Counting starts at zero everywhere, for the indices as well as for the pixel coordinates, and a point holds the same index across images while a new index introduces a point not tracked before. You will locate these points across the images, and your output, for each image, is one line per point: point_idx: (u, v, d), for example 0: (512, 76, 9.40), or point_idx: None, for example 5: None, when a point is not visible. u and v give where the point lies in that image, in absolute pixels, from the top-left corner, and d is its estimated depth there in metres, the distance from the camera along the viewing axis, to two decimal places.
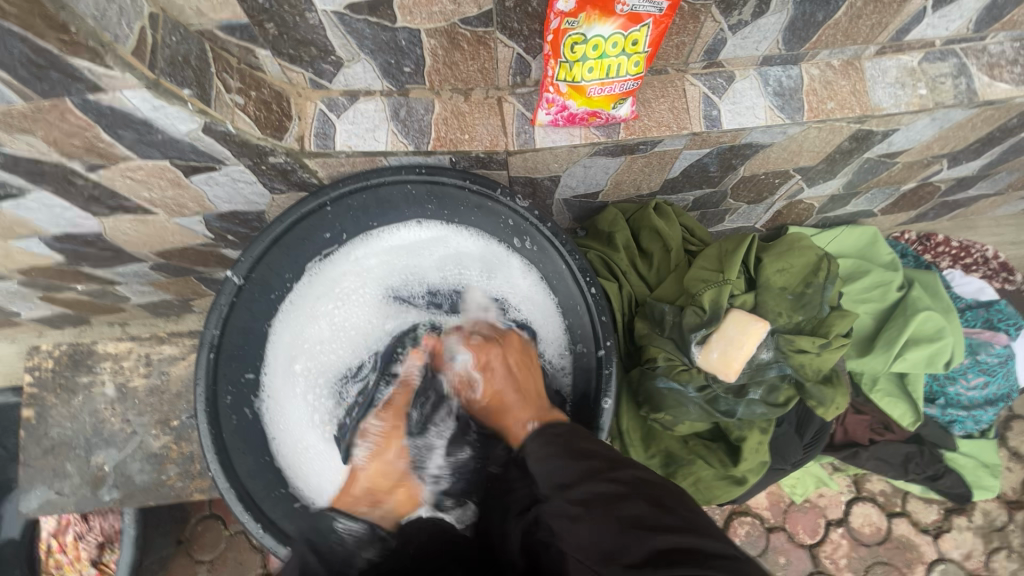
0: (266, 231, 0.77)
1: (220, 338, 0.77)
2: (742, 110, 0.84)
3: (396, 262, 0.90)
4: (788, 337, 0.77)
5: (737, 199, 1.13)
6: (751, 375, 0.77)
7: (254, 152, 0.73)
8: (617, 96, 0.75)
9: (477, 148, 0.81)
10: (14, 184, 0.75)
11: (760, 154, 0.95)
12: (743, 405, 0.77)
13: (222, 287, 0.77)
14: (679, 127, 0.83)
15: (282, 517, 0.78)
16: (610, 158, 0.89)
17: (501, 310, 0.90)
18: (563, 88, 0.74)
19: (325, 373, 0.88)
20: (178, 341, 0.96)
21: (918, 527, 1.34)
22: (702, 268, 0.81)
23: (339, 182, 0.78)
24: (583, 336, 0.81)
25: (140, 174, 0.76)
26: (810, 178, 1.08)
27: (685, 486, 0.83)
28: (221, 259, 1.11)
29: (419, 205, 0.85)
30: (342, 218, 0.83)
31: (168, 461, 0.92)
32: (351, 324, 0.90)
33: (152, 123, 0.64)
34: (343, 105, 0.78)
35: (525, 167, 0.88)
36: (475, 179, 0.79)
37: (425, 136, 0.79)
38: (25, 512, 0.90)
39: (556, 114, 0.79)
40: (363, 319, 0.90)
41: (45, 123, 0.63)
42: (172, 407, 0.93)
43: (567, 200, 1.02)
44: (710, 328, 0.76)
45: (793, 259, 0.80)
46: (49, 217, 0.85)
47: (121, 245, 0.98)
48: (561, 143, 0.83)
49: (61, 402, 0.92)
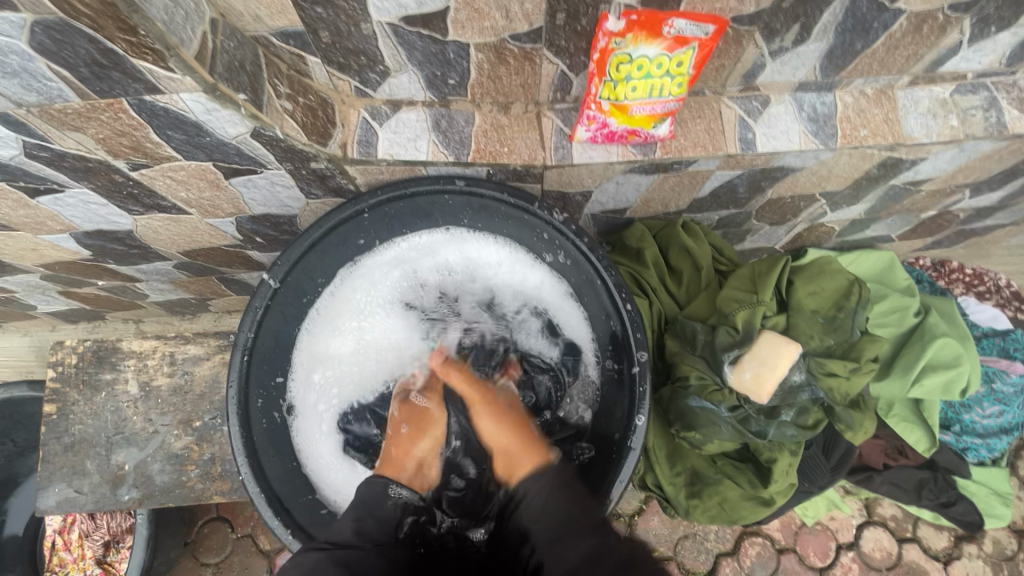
0: (304, 236, 0.78)
1: (254, 340, 0.77)
2: (777, 134, 0.85)
3: (410, 260, 0.89)
4: (819, 360, 0.77)
5: (760, 220, 1.15)
6: (784, 398, 0.76)
7: (298, 157, 0.73)
8: (658, 115, 0.77)
9: (516, 161, 0.81)
10: (56, 180, 0.75)
11: (789, 177, 0.96)
12: (775, 427, 0.77)
13: (258, 290, 0.77)
14: (715, 148, 0.84)
15: (309, 524, 0.78)
16: (643, 176, 0.90)
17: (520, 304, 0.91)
18: (605, 107, 0.75)
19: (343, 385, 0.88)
20: (203, 341, 0.95)
21: (929, 553, 1.34)
22: (735, 288, 0.82)
23: (378, 190, 0.79)
24: (615, 352, 0.81)
25: (181, 175, 0.76)
26: (834, 203, 1.09)
27: (711, 506, 0.83)
28: (245, 260, 1.12)
29: (454, 215, 0.85)
30: (378, 225, 0.84)
31: (189, 463, 0.91)
32: (365, 331, 0.89)
33: (203, 125, 0.65)
34: (385, 114, 0.78)
35: (559, 181, 0.88)
36: (512, 192, 0.80)
37: (464, 148, 0.80)
38: (41, 509, 0.89)
39: (596, 131, 0.79)
40: (378, 320, 0.90)
41: (98, 122, 0.63)
42: (195, 407, 0.92)
43: (595, 214, 1.02)
44: (743, 348, 0.76)
45: (825, 282, 0.81)
46: (84, 213, 0.85)
47: (149, 242, 0.98)
48: (598, 159, 0.83)
49: (84, 399, 0.91)
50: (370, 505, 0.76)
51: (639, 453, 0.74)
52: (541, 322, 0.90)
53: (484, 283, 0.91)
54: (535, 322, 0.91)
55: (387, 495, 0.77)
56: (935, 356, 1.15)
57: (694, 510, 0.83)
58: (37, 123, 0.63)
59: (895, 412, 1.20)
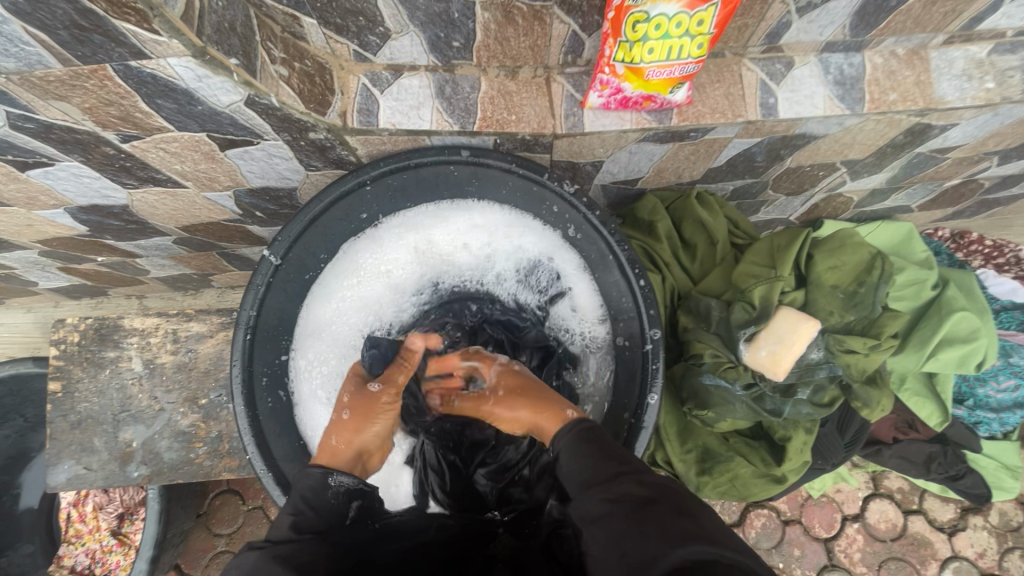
0: (306, 211, 0.76)
1: (256, 318, 0.76)
2: (801, 99, 0.80)
3: (418, 234, 0.85)
4: (837, 337, 0.75)
5: (776, 189, 1.10)
6: (800, 375, 0.74)
7: (296, 127, 0.70)
8: (676, 79, 0.72)
9: (524, 130, 0.77)
10: (45, 153, 0.72)
11: (810, 145, 0.91)
12: (790, 405, 0.75)
13: (259, 267, 0.75)
14: (734, 114, 0.80)
15: None
16: (658, 144, 0.85)
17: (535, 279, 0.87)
18: (619, 70, 0.71)
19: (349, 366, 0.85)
20: (206, 318, 0.93)
21: (934, 525, 1.34)
22: (752, 263, 0.79)
23: (380, 162, 0.76)
24: (625, 329, 0.78)
25: (175, 146, 0.73)
26: (855, 171, 1.04)
27: (722, 482, 0.81)
28: (245, 235, 1.09)
29: (460, 187, 0.82)
30: (380, 198, 0.80)
31: (196, 440, 0.90)
32: (375, 306, 0.87)
33: (194, 94, 0.61)
34: (386, 80, 0.74)
35: (569, 151, 0.84)
36: (522, 163, 0.77)
37: (470, 116, 0.76)
38: (52, 485, 0.89)
39: (609, 97, 0.75)
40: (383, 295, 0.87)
41: (83, 90, 0.60)
42: (200, 384, 0.91)
43: (605, 185, 0.98)
44: (758, 325, 0.74)
45: (846, 256, 0.78)
46: (77, 187, 0.82)
47: (147, 217, 0.96)
48: (611, 127, 0.79)
49: (88, 376, 0.90)
50: (310, 495, 0.68)
51: (651, 432, 0.73)
52: (551, 296, 0.86)
53: (500, 261, 0.87)
54: (558, 297, 0.85)
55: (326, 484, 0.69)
56: (951, 330, 1.13)
57: (704, 486, 0.82)
58: (19, 91, 0.59)
59: (907, 386, 1.18)
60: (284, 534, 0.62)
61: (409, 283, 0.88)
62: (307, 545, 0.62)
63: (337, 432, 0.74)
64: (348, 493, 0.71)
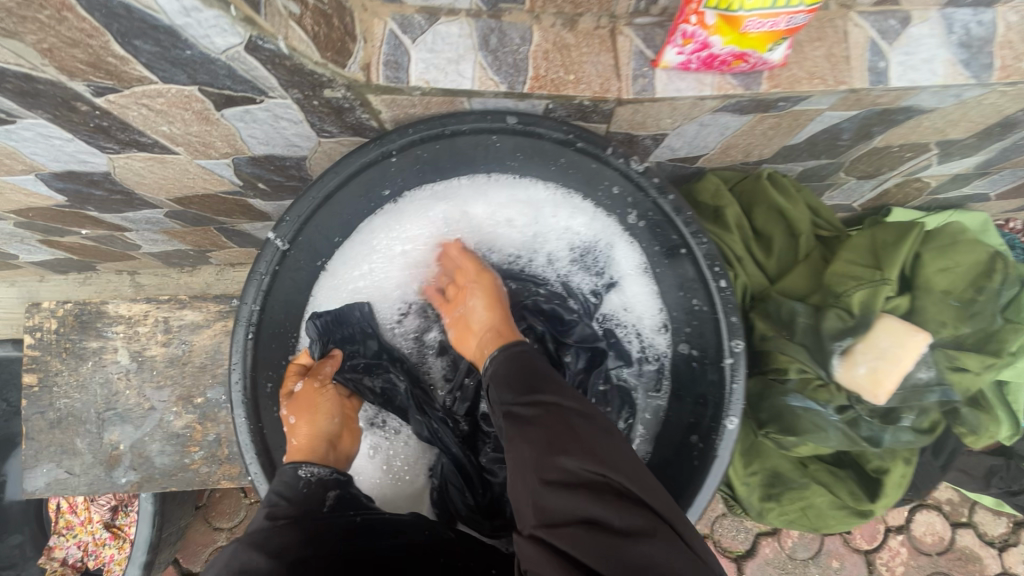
0: (318, 186, 0.62)
1: (260, 314, 0.64)
2: (917, 64, 0.66)
3: (448, 212, 0.74)
4: (949, 353, 0.63)
5: (849, 173, 0.97)
6: (904, 399, 0.62)
7: (309, 82, 0.56)
8: (779, 34, 0.58)
9: (583, 94, 0.63)
10: (2, 107, 0.58)
11: (910, 122, 0.77)
12: (890, 433, 0.63)
13: (263, 252, 0.62)
14: (836, 81, 0.66)
15: None
16: (736, 116, 0.72)
17: (587, 263, 0.75)
18: (710, 19, 0.57)
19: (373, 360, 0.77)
20: (202, 306, 0.81)
21: (984, 539, 1.25)
22: (850, 261, 0.66)
23: (409, 128, 0.62)
24: (692, 333, 0.68)
25: (161, 103, 0.60)
26: (947, 154, 0.91)
27: (791, 511, 0.71)
28: (246, 209, 0.97)
29: (499, 160, 0.69)
30: (406, 171, 0.68)
31: (192, 444, 0.79)
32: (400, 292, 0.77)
33: (181, 34, 0.48)
34: (419, 26, 0.60)
35: (631, 121, 0.71)
36: (582, 134, 0.62)
37: (520, 73, 0.62)
38: (29, 491, 0.79)
39: (691, 54, 0.61)
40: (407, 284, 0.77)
41: (37, 24, 0.46)
42: (195, 381, 0.80)
43: (661, 163, 0.85)
44: (856, 336, 0.62)
45: (959, 256, 0.65)
46: (47, 150, 0.69)
47: (133, 187, 0.83)
48: (687, 93, 0.65)
49: (68, 369, 0.79)
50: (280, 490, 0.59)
51: (727, 461, 0.61)
52: (605, 283, 0.75)
53: (545, 241, 0.76)
54: (610, 289, 0.75)
55: (295, 476, 0.60)
56: None
57: (768, 513, 0.72)
58: None
59: None
60: (256, 522, 0.54)
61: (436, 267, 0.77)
62: (280, 530, 0.53)
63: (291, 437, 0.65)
64: (322, 483, 0.61)
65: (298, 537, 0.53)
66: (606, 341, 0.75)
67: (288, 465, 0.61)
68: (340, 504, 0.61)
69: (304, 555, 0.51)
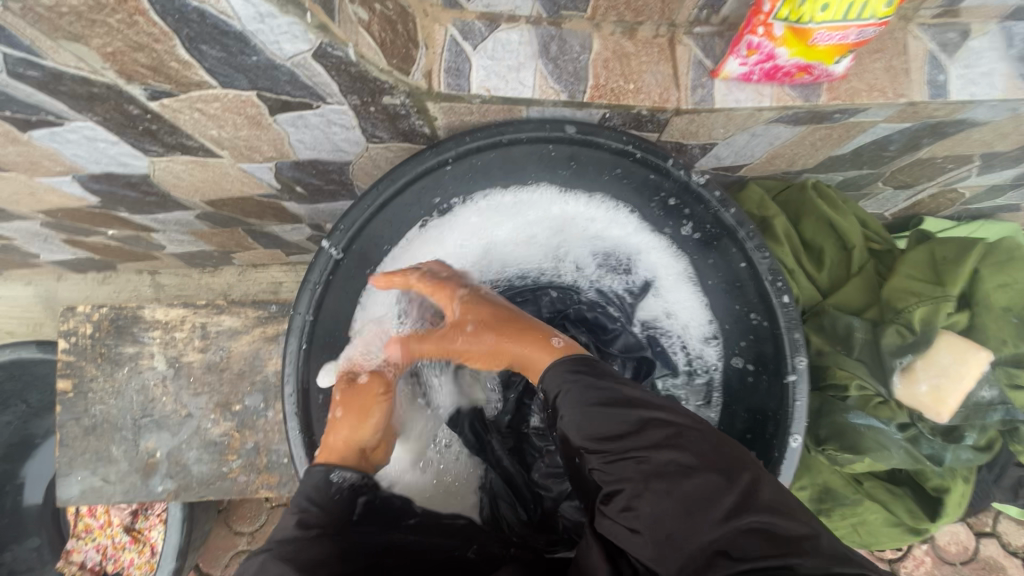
0: (374, 195, 0.61)
1: (312, 324, 0.64)
2: (976, 77, 0.66)
3: (493, 221, 0.72)
4: (1010, 371, 0.63)
5: (887, 183, 0.97)
6: (966, 417, 0.62)
7: (370, 88, 0.55)
8: (847, 46, 0.57)
9: (642, 103, 0.63)
10: (53, 110, 0.57)
11: (960, 134, 0.76)
12: (951, 451, 0.63)
13: (316, 261, 0.62)
14: (895, 93, 0.65)
15: None
16: (789, 127, 0.71)
17: (623, 270, 0.75)
18: (778, 31, 0.56)
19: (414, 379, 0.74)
20: (240, 311, 0.80)
21: (1008, 549, 1.25)
22: (908, 276, 0.65)
23: (467, 138, 0.62)
24: (746, 348, 0.67)
25: (215, 108, 0.58)
26: (989, 165, 0.90)
27: (842, 527, 0.71)
28: (279, 212, 0.95)
29: (553, 169, 0.68)
30: (459, 180, 0.67)
31: (230, 452, 0.78)
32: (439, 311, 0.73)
33: (250, 40, 0.47)
34: (479, 33, 0.59)
35: (684, 131, 0.70)
36: (642, 146, 0.62)
37: (580, 82, 0.61)
38: (63, 498, 0.77)
39: (754, 65, 0.60)
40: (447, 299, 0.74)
41: (105, 28, 0.45)
42: (233, 388, 0.79)
43: (704, 172, 0.84)
44: (917, 353, 0.61)
45: (1019, 272, 0.65)
46: (90, 153, 0.67)
47: (170, 189, 0.81)
48: (746, 104, 0.64)
49: (104, 375, 0.78)
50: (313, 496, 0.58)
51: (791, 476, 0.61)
52: (639, 288, 0.75)
53: (579, 249, 0.75)
54: (646, 295, 0.74)
55: (327, 481, 0.59)
56: None
57: None
58: (20, 26, 0.45)
59: None
60: (289, 532, 0.52)
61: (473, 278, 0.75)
62: (313, 542, 0.52)
63: (333, 431, 0.63)
64: (354, 490, 0.61)
65: (332, 552, 0.52)
66: (651, 350, 0.76)
67: (321, 467, 0.59)
68: (367, 513, 0.61)
69: (339, 571, 0.50)
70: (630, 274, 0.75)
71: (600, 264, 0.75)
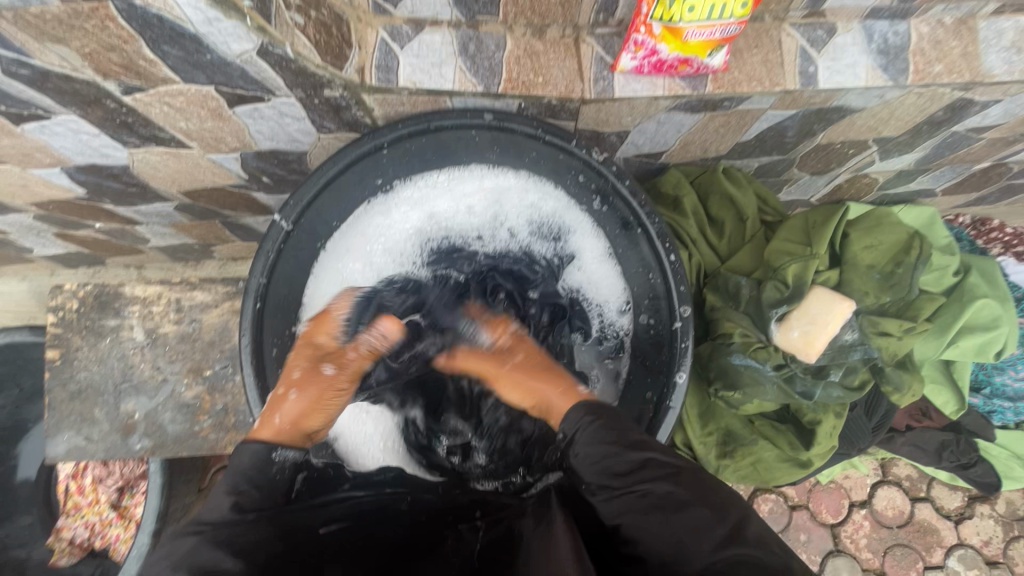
0: (319, 173, 0.71)
1: (266, 287, 0.72)
2: (842, 68, 0.76)
3: (431, 199, 0.82)
4: (873, 319, 0.73)
5: (801, 169, 1.07)
6: (833, 357, 0.72)
7: (311, 82, 0.65)
8: (715, 41, 0.67)
9: (551, 94, 0.73)
10: (41, 104, 0.67)
11: (845, 120, 0.87)
12: (822, 388, 0.73)
13: (269, 233, 0.71)
14: (771, 83, 0.75)
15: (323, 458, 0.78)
16: (688, 114, 0.81)
17: (552, 239, 0.83)
18: (656, 30, 0.66)
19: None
20: (211, 287, 0.89)
21: (941, 513, 1.34)
22: (786, 240, 0.76)
23: (398, 124, 0.72)
24: (652, 307, 0.76)
25: (180, 101, 0.68)
26: (886, 150, 1.01)
27: (744, 466, 0.80)
28: (250, 203, 1.05)
29: (480, 153, 0.78)
30: (397, 162, 0.76)
31: (201, 413, 0.87)
32: (385, 273, 0.83)
33: (203, 40, 0.57)
34: (406, 35, 0.69)
35: (596, 119, 0.80)
36: (549, 129, 0.73)
37: (495, 77, 0.71)
38: (51, 456, 0.86)
39: (643, 59, 0.71)
40: (392, 267, 0.83)
41: (82, 32, 0.55)
42: (205, 355, 0.88)
43: (628, 158, 0.94)
44: (791, 304, 0.71)
45: (883, 235, 0.75)
46: (75, 144, 0.77)
47: (148, 180, 0.91)
48: (642, 93, 0.75)
49: (88, 345, 0.87)
50: (252, 474, 0.61)
51: (678, 413, 0.71)
52: (561, 254, 0.83)
53: (512, 220, 0.84)
54: (568, 262, 0.84)
55: (276, 462, 0.63)
56: (973, 317, 1.09)
57: (724, 469, 0.81)
58: (13, 32, 0.55)
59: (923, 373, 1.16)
60: (224, 515, 0.56)
61: (414, 249, 0.84)
62: (251, 527, 0.56)
63: (281, 411, 0.67)
64: (296, 469, 0.67)
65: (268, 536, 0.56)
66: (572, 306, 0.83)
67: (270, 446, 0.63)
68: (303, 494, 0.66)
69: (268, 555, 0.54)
70: (552, 237, 0.83)
71: (529, 233, 0.84)
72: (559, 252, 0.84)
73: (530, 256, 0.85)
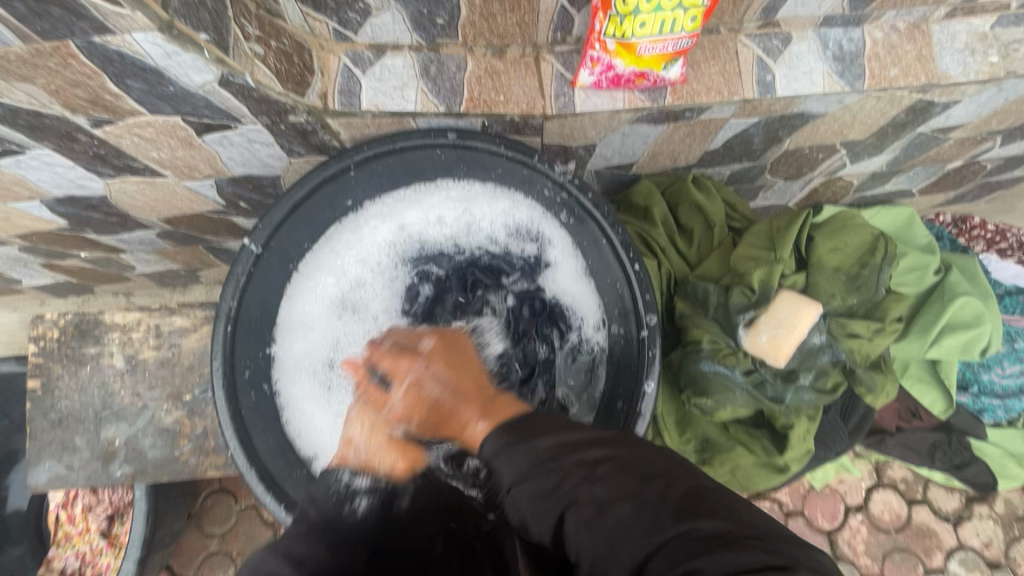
0: (286, 197, 0.74)
1: (238, 309, 0.74)
2: (799, 75, 0.77)
3: (402, 212, 0.82)
4: (840, 321, 0.74)
5: (774, 174, 1.08)
6: (802, 360, 0.74)
7: (275, 109, 0.67)
8: (669, 55, 0.69)
9: (513, 111, 0.74)
10: (14, 140, 0.69)
11: (810, 125, 0.88)
12: (792, 392, 0.75)
13: (239, 256, 0.73)
14: (730, 93, 0.77)
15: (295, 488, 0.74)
16: (652, 126, 0.83)
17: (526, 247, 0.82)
18: (610, 46, 0.68)
19: (339, 341, 0.80)
20: (189, 312, 0.90)
21: (939, 515, 1.32)
22: (751, 245, 0.77)
23: (365, 146, 0.74)
24: (620, 315, 0.77)
25: (150, 132, 0.70)
26: (856, 153, 1.02)
27: (723, 473, 0.80)
28: (230, 228, 1.07)
29: (448, 172, 0.80)
30: (366, 183, 0.78)
31: (181, 437, 0.88)
32: (360, 281, 0.82)
33: (164, 73, 0.58)
34: (368, 60, 0.71)
35: (561, 134, 0.81)
36: (510, 145, 0.76)
37: (457, 96, 0.73)
38: (32, 486, 0.86)
39: (601, 74, 0.72)
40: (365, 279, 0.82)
41: (47, 70, 0.57)
42: (184, 380, 0.89)
43: (599, 169, 0.95)
44: (759, 309, 0.72)
45: (848, 238, 0.77)
46: (50, 177, 0.79)
47: (127, 209, 0.93)
48: (603, 107, 0.76)
49: (69, 373, 0.88)
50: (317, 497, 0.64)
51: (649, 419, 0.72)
52: (535, 262, 0.82)
53: (484, 229, 0.83)
54: (545, 269, 0.82)
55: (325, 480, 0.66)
56: (955, 316, 1.08)
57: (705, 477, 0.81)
58: None
59: (910, 373, 1.15)
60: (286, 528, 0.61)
61: (387, 260, 0.83)
62: (305, 536, 0.60)
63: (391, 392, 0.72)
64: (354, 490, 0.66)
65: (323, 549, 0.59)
66: (549, 312, 0.81)
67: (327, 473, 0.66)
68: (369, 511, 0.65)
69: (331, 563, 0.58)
70: (526, 245, 0.82)
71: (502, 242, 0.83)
72: (536, 259, 0.82)
73: (507, 257, 0.83)
